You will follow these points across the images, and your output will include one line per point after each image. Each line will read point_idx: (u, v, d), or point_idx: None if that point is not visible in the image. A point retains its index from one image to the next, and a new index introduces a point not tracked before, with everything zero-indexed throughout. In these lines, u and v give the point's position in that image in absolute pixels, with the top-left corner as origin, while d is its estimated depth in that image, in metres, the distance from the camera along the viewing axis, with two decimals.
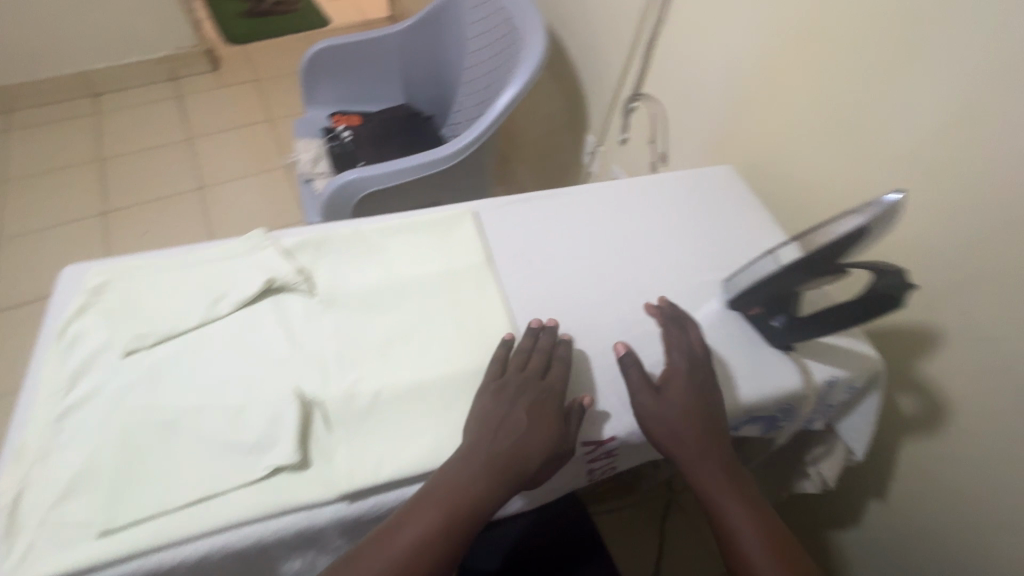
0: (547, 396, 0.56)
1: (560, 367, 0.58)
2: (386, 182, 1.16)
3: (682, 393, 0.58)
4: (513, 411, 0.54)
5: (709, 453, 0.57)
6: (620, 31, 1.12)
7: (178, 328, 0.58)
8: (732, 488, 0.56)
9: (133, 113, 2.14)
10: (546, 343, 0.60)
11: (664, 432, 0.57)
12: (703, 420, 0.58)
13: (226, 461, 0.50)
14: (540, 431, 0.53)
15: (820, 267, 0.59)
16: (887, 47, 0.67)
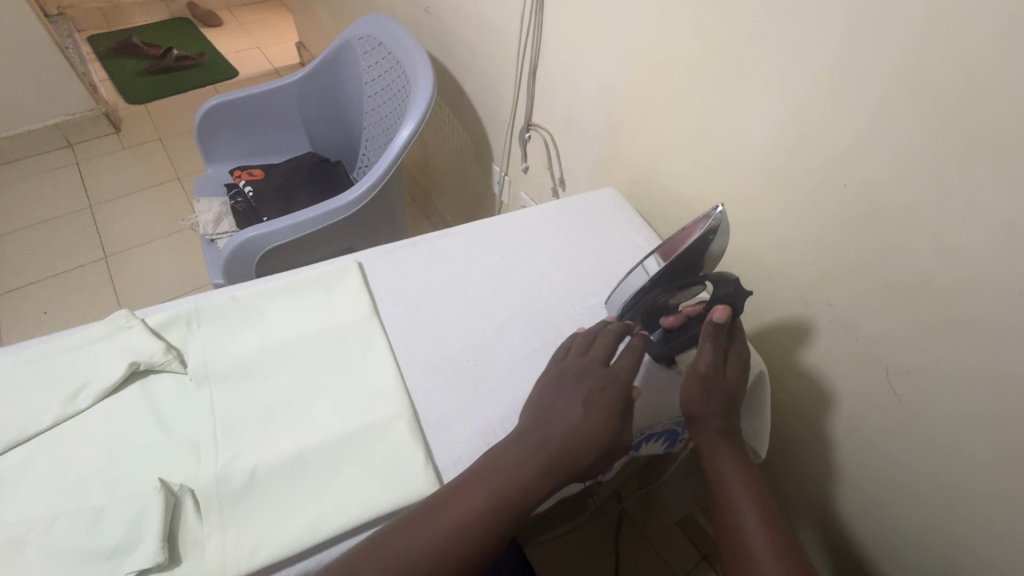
0: (620, 385, 0.58)
1: (628, 356, 0.61)
2: (288, 236, 1.13)
3: (732, 364, 0.64)
4: (588, 406, 0.56)
5: (730, 429, 0.62)
6: (504, 66, 1.15)
7: (31, 430, 0.54)
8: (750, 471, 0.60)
9: (26, 185, 2.02)
10: (618, 327, 0.63)
11: (701, 396, 0.62)
12: (737, 393, 0.63)
13: (84, 573, 0.47)
14: (604, 425, 0.55)
15: (680, 275, 0.64)
16: (723, 68, 0.72)
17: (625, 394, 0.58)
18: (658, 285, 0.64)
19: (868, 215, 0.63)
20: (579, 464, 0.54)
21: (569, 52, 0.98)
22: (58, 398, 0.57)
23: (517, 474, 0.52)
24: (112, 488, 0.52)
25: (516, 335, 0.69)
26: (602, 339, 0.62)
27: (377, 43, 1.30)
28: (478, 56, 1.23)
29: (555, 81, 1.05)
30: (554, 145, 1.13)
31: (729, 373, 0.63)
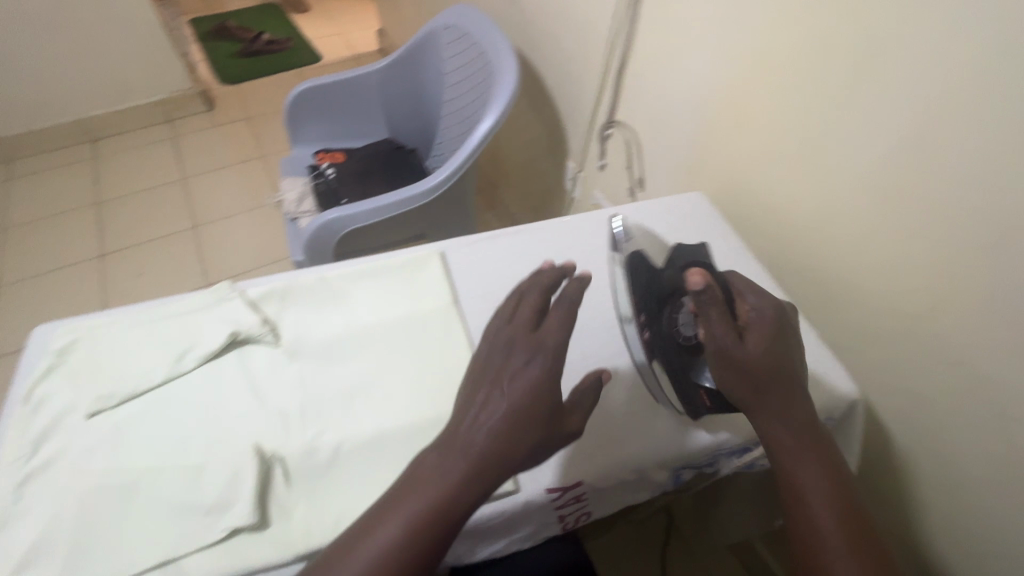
0: (552, 356, 0.49)
1: (561, 310, 0.51)
2: (366, 220, 1.17)
3: (762, 335, 0.56)
4: (508, 387, 0.48)
5: (793, 414, 0.54)
6: (590, 60, 1.13)
7: (143, 386, 0.59)
8: (807, 449, 0.53)
9: (131, 156, 2.20)
10: (549, 286, 0.54)
11: (744, 380, 0.54)
12: (783, 370, 0.55)
13: (185, 524, 0.50)
14: (536, 397, 0.47)
15: (654, 305, 0.63)
16: (840, 72, 0.67)
17: (554, 359, 0.49)
18: (657, 328, 0.62)
19: (1000, 242, 0.57)
20: (512, 453, 0.46)
21: (662, 49, 0.94)
22: (166, 358, 0.61)
23: (452, 473, 0.45)
24: (210, 448, 0.55)
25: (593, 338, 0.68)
26: (518, 308, 0.52)
27: (462, 34, 1.31)
28: (562, 50, 1.21)
29: (644, 78, 1.01)
30: (636, 144, 1.10)
31: (753, 344, 0.55)
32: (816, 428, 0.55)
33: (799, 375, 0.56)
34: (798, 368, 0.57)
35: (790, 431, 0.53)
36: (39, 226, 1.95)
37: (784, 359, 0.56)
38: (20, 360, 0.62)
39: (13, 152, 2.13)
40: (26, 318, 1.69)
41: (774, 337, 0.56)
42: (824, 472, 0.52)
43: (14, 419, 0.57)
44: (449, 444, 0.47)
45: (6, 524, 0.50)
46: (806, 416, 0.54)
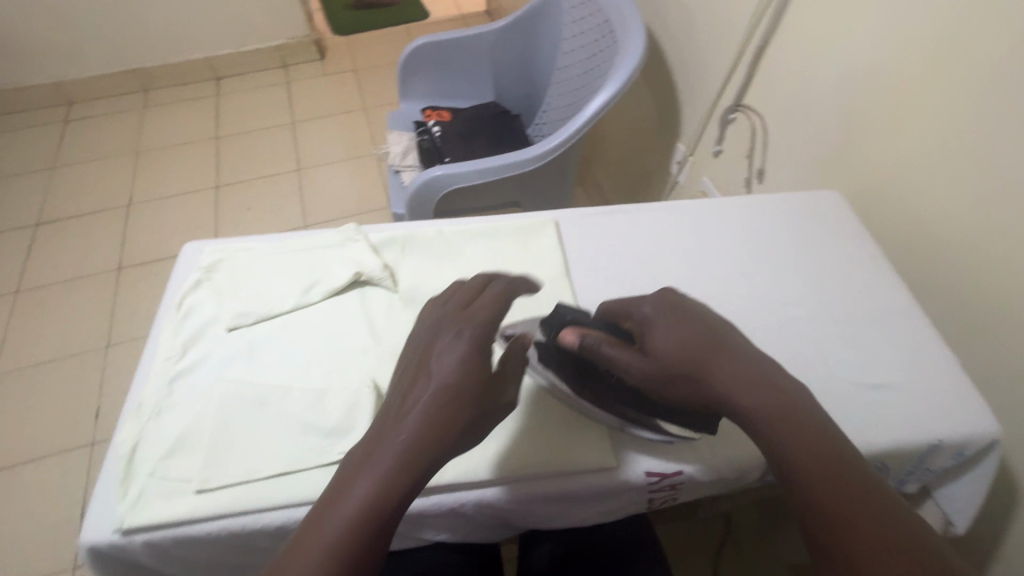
0: (473, 342, 0.48)
1: (490, 305, 0.51)
2: (470, 180, 1.17)
3: (676, 324, 0.52)
4: (428, 379, 0.46)
5: (751, 392, 0.47)
6: (725, 37, 1.06)
7: (275, 310, 0.63)
8: (782, 415, 0.46)
9: (248, 96, 2.34)
10: (471, 290, 0.53)
11: (680, 379, 0.50)
12: (717, 350, 0.49)
13: (308, 441, 0.54)
14: (467, 373, 0.46)
15: (587, 382, 0.56)
16: None
17: (483, 344, 0.48)
18: (604, 402, 0.55)
19: None
20: (442, 435, 0.43)
21: (815, 32, 0.87)
22: (296, 288, 0.65)
23: (379, 464, 0.42)
24: (331, 376, 0.59)
25: None
26: (434, 317, 0.52)
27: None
28: (692, 25, 1.14)
29: (787, 62, 0.94)
30: (762, 133, 1.03)
31: (656, 343, 0.51)
32: (792, 398, 0.47)
33: (743, 348, 0.50)
34: (737, 342, 0.51)
35: (754, 412, 0.47)
36: (166, 153, 2.13)
37: (710, 339, 0.50)
38: (172, 271, 0.69)
39: (151, 83, 2.34)
40: (151, 234, 1.88)
41: (687, 321, 0.52)
42: (815, 451, 0.44)
43: (168, 323, 0.63)
44: (372, 438, 0.44)
45: (160, 413, 0.56)
46: (767, 389, 0.47)
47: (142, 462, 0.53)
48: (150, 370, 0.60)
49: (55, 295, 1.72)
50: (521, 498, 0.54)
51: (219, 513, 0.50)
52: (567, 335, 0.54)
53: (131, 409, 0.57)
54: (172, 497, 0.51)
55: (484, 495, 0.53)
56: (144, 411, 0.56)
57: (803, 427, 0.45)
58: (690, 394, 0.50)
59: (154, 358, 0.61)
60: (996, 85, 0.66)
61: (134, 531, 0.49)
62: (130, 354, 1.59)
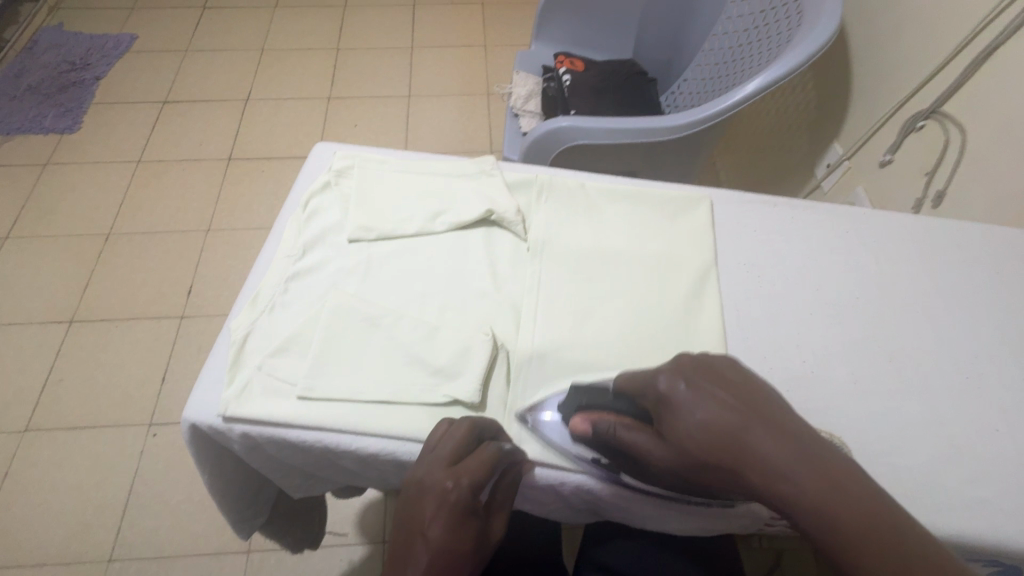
0: (455, 505, 0.41)
1: (476, 458, 0.43)
2: (596, 139, 1.08)
3: (698, 395, 0.40)
4: (411, 546, 0.40)
5: (800, 483, 0.35)
6: (941, 27, 0.88)
7: (399, 230, 0.60)
8: (840, 512, 0.34)
9: (375, 13, 2.32)
10: (455, 435, 0.44)
11: (713, 470, 0.39)
12: (751, 429, 0.37)
13: (415, 375, 0.51)
14: (462, 536, 0.41)
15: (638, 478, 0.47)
16: None
17: (472, 509, 0.42)
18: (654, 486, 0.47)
19: None
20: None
21: None
22: (423, 213, 0.61)
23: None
24: (446, 313, 0.55)
25: (862, 359, 0.57)
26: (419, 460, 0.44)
27: None
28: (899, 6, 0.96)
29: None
30: (957, 150, 0.87)
31: (675, 428, 0.41)
32: (859, 487, 0.35)
33: (782, 416, 0.38)
34: (769, 406, 0.39)
35: (804, 509, 0.35)
36: (289, 55, 2.16)
37: (740, 414, 0.38)
38: (302, 169, 0.66)
39: None
40: (262, 132, 1.93)
41: (706, 388, 0.41)
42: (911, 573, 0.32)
43: (292, 221, 0.61)
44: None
45: (274, 309, 0.55)
46: (820, 477, 0.35)
47: (252, 354, 0.52)
48: (270, 263, 0.59)
49: (171, 172, 1.81)
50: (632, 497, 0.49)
51: (316, 424, 0.48)
52: (580, 425, 0.47)
53: (248, 298, 0.56)
54: (274, 397, 0.50)
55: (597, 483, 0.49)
56: (258, 303, 0.55)
57: (886, 534, 0.33)
58: (726, 485, 0.39)
59: (275, 253, 0.59)
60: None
61: (235, 420, 0.49)
62: (226, 241, 1.66)
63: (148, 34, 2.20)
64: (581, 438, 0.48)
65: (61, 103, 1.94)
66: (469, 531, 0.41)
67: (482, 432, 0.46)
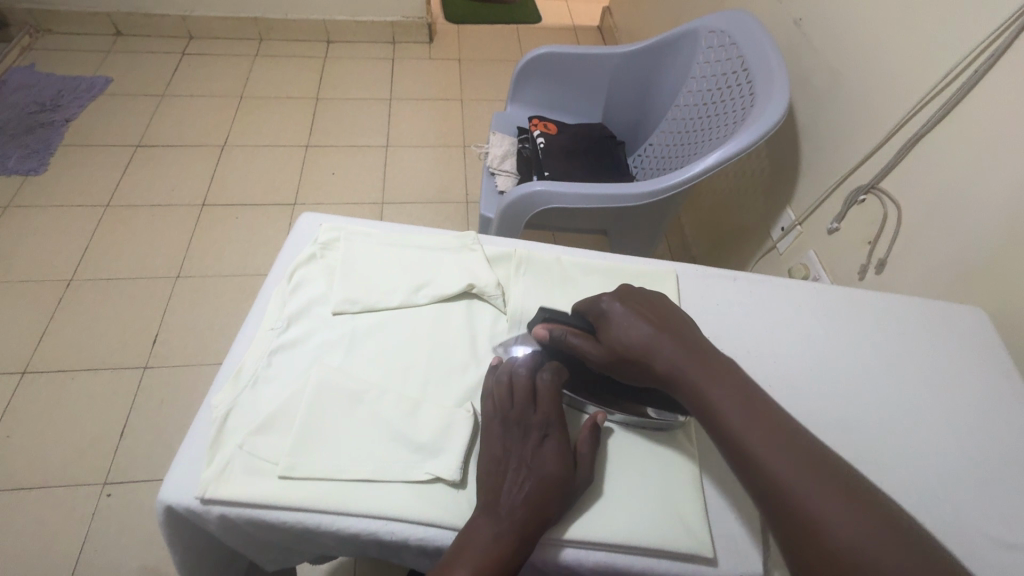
0: (553, 424, 0.53)
1: (551, 386, 0.55)
2: (568, 202, 1.14)
3: (630, 312, 0.56)
4: (518, 461, 0.50)
5: (684, 365, 0.52)
6: (874, 114, 0.99)
7: (383, 303, 0.62)
8: (721, 385, 0.50)
9: (354, 64, 2.39)
10: (528, 365, 0.56)
11: (631, 360, 0.54)
12: (660, 332, 0.54)
13: (397, 451, 0.52)
14: (560, 449, 0.51)
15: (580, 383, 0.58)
16: None
17: (561, 429, 0.53)
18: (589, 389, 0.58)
19: None
20: (544, 502, 0.48)
21: (995, 132, 0.79)
22: (406, 285, 0.64)
23: (500, 520, 0.47)
24: (428, 386, 0.57)
25: (816, 429, 0.62)
26: (499, 385, 0.54)
27: (726, 41, 1.21)
28: (839, 93, 1.07)
29: (948, 156, 0.86)
30: (894, 223, 0.95)
31: (611, 331, 0.55)
32: (724, 369, 0.51)
33: (686, 331, 0.55)
34: (679, 324, 0.55)
35: (691, 386, 0.51)
36: (268, 102, 2.20)
37: (655, 323, 0.55)
38: (288, 239, 0.68)
39: (269, 34, 2.43)
40: (238, 178, 1.94)
41: (638, 308, 0.56)
42: (749, 415, 0.48)
43: (278, 292, 0.63)
44: (488, 497, 0.49)
45: (257, 384, 0.55)
46: (699, 361, 0.52)
47: (233, 432, 0.52)
48: (253, 335, 0.60)
49: (140, 216, 1.79)
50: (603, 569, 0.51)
51: (296, 504, 0.49)
52: (540, 331, 0.58)
53: (231, 372, 0.57)
54: (255, 476, 0.50)
55: (570, 557, 0.50)
56: (241, 378, 0.56)
57: (738, 400, 0.49)
58: (639, 376, 0.54)
59: (259, 324, 0.60)
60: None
61: (214, 501, 0.49)
62: (196, 288, 1.63)
63: (124, 77, 2.21)
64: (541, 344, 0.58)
65: (28, 144, 1.91)
66: (564, 452, 0.51)
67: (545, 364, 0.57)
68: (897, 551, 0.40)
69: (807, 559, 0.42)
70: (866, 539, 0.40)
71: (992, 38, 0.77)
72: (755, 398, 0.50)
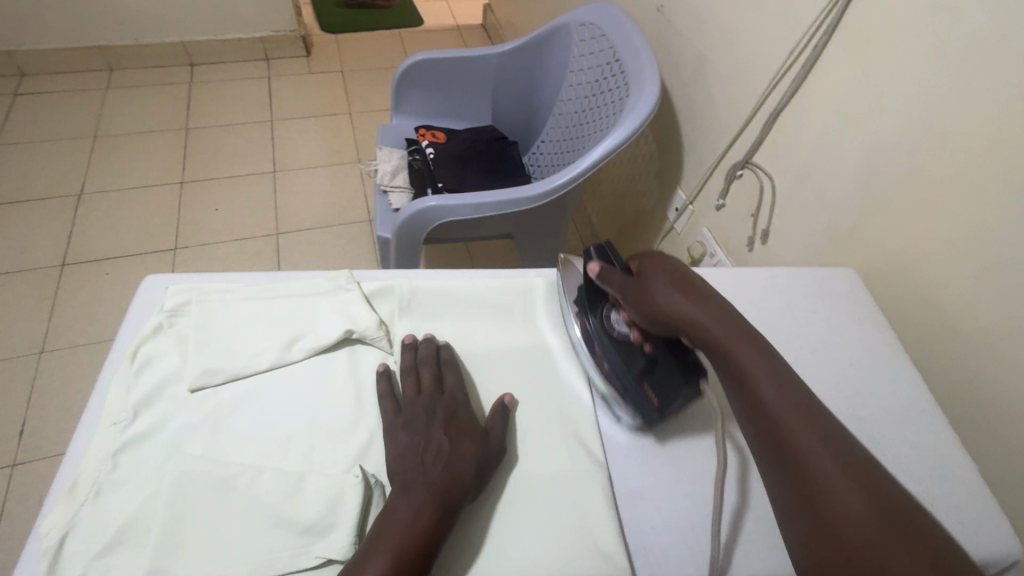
0: (457, 405, 0.55)
1: (452, 372, 0.57)
2: (464, 213, 1.10)
3: (676, 273, 0.57)
4: (430, 440, 0.51)
5: (714, 328, 0.53)
6: (738, 93, 1.04)
7: (251, 367, 0.55)
8: (751, 351, 0.52)
9: (225, 87, 2.21)
10: (427, 357, 0.58)
11: (661, 311, 0.55)
12: (700, 299, 0.55)
13: (280, 538, 0.46)
14: (469, 422, 0.54)
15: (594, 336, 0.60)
16: None
17: (467, 410, 0.55)
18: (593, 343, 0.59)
19: None
20: (459, 472, 0.49)
21: (838, 101, 0.84)
22: (276, 342, 0.57)
23: (412, 504, 0.46)
24: (313, 456, 0.51)
25: None
26: (403, 380, 0.56)
27: (597, 33, 1.22)
28: (705, 76, 1.12)
29: (805, 124, 0.90)
30: (769, 195, 1.00)
31: (654, 282, 0.56)
32: (758, 342, 0.53)
33: (719, 299, 0.56)
34: (715, 293, 0.57)
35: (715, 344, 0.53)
36: (129, 139, 1.98)
37: (701, 293, 0.55)
38: (129, 310, 0.59)
39: (118, 63, 2.18)
40: (102, 228, 1.72)
41: (684, 269, 0.58)
42: (778, 389, 0.49)
43: (119, 376, 0.54)
44: (403, 479, 0.49)
45: (100, 495, 0.47)
46: (736, 334, 0.53)
47: (73, 558, 0.44)
48: (92, 435, 0.51)
49: None
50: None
51: None
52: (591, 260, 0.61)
53: (64, 486, 0.48)
54: None
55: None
56: (79, 492, 0.47)
57: (766, 363, 0.51)
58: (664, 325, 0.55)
59: (98, 420, 0.52)
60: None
61: None
62: (66, 363, 1.43)
63: None
64: (587, 276, 0.61)
65: None
66: (473, 425, 0.53)
67: (443, 353, 0.59)
68: (883, 511, 0.42)
69: (802, 519, 0.44)
70: (880, 526, 0.42)
71: (823, 14, 0.82)
72: (785, 372, 0.51)
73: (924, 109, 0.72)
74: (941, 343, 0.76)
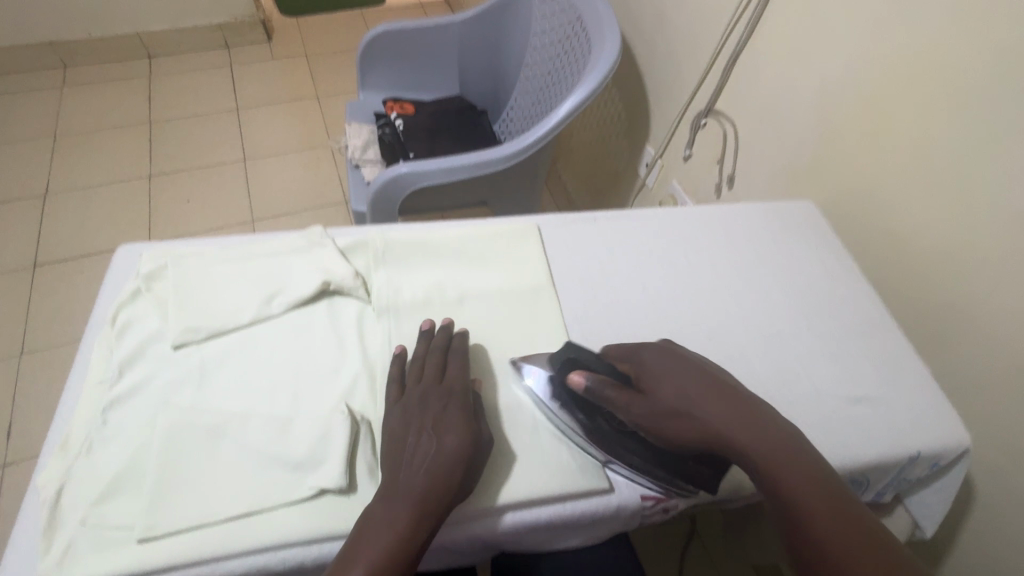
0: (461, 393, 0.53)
1: (457, 362, 0.54)
2: (437, 179, 1.11)
3: (672, 371, 0.50)
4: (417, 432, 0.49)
5: (730, 431, 0.47)
6: (697, 42, 1.05)
7: (230, 324, 0.56)
8: (773, 450, 0.46)
9: (188, 77, 2.16)
10: (439, 346, 0.56)
11: (674, 421, 0.48)
12: (708, 396, 0.48)
13: (272, 475, 0.48)
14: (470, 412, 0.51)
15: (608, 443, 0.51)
16: (1000, 102, 0.63)
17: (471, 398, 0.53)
18: (621, 452, 0.51)
19: None
20: (451, 461, 0.47)
21: (790, 39, 0.86)
22: (254, 299, 0.58)
23: (399, 492, 0.45)
24: (299, 401, 0.53)
25: (694, 342, 0.63)
26: (409, 366, 0.54)
27: None
28: (665, 27, 1.13)
29: (763, 66, 0.92)
30: (733, 140, 1.03)
31: (651, 389, 0.50)
32: (781, 437, 0.47)
33: (731, 390, 0.49)
34: (722, 382, 0.50)
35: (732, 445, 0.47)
36: (90, 136, 1.93)
37: (707, 387, 0.49)
38: (105, 279, 0.60)
39: (72, 58, 2.11)
40: (71, 227, 1.69)
41: (680, 363, 0.51)
42: (806, 490, 0.44)
43: (101, 340, 0.55)
44: (392, 468, 0.47)
45: (92, 448, 0.48)
46: (755, 432, 0.47)
47: (71, 508, 0.46)
48: (80, 396, 0.52)
49: None
50: (514, 529, 0.51)
51: (164, 566, 0.44)
52: (572, 379, 0.52)
53: (57, 444, 0.49)
54: (108, 550, 0.44)
55: (477, 527, 0.50)
56: (71, 448, 0.49)
57: (790, 463, 0.46)
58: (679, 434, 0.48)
59: (84, 382, 0.53)
60: (982, 94, 0.64)
61: None
62: (47, 363, 1.42)
63: None
64: (570, 393, 0.52)
65: None
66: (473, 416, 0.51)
67: (455, 341, 0.57)
68: None
69: None
70: None
71: None
72: (808, 466, 0.46)
73: (869, 37, 0.74)
74: (895, 266, 0.80)
